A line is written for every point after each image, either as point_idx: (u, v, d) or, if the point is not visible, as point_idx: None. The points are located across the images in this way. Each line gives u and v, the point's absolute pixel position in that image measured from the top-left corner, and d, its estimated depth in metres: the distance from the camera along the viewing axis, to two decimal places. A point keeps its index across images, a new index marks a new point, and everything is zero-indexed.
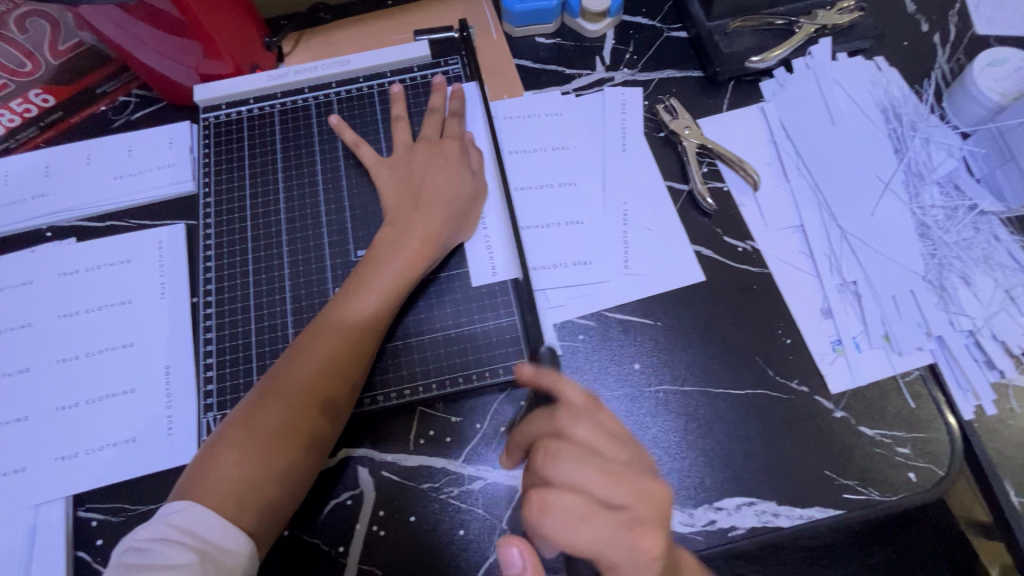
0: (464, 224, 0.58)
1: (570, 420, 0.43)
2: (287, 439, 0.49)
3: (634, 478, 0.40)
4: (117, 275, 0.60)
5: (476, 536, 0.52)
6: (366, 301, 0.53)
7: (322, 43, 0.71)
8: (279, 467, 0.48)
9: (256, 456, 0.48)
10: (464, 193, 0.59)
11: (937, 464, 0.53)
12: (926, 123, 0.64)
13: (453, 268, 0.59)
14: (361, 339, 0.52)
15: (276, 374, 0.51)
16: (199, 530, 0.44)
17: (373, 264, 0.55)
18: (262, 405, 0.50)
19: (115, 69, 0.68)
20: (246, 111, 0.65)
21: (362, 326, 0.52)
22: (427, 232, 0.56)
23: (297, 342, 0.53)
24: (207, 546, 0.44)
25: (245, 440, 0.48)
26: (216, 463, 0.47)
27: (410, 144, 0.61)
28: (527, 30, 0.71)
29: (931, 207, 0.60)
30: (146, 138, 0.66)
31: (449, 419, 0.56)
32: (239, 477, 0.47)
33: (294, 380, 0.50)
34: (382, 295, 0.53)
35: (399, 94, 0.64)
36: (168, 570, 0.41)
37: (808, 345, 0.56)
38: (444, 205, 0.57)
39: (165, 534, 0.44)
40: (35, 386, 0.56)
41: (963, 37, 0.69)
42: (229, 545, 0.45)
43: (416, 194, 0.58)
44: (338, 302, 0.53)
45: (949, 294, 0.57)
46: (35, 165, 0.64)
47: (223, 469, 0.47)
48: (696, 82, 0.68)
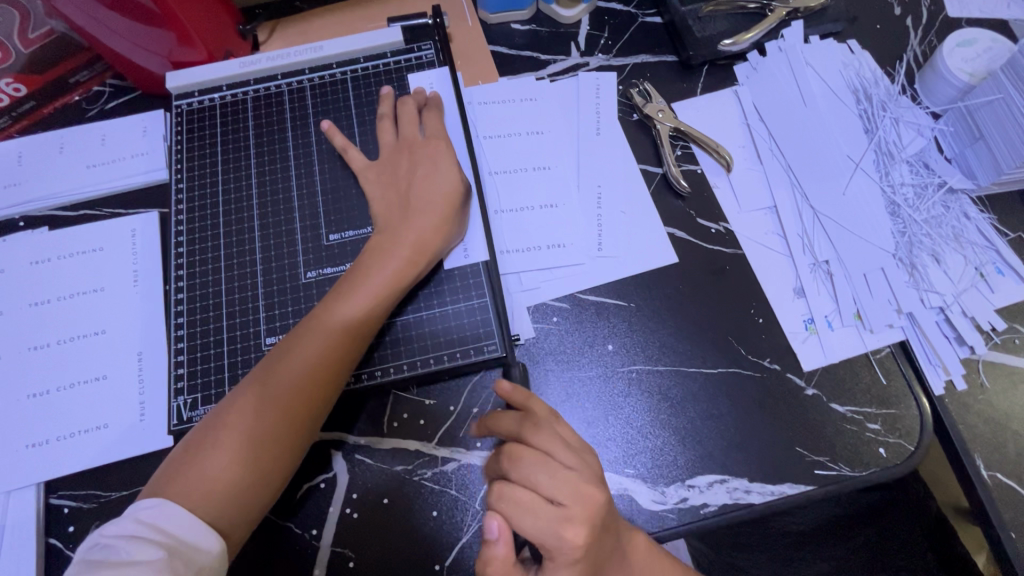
0: (455, 228, 0.57)
1: (532, 428, 0.44)
2: (275, 445, 0.49)
3: (578, 480, 0.41)
4: (90, 263, 0.60)
5: (449, 517, 0.52)
6: (358, 304, 0.52)
7: (296, 31, 0.71)
8: (260, 471, 0.48)
9: (241, 461, 0.47)
10: (452, 184, 0.57)
11: (907, 439, 0.53)
12: (897, 103, 0.64)
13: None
14: (350, 344, 0.51)
15: (262, 374, 0.50)
16: (168, 527, 0.44)
17: (361, 266, 0.54)
18: (247, 406, 0.49)
19: (90, 58, 0.68)
20: (218, 98, 0.65)
21: (350, 331, 0.51)
22: (418, 237, 0.55)
23: (282, 342, 0.52)
24: (175, 543, 0.43)
25: (229, 445, 0.48)
26: (200, 466, 0.47)
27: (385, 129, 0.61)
28: (501, 16, 0.71)
29: (901, 185, 0.61)
30: (119, 127, 0.66)
31: (422, 401, 0.56)
32: (223, 483, 0.47)
33: (280, 386, 0.49)
34: (373, 299, 0.52)
35: (388, 94, 0.63)
36: (134, 567, 0.40)
37: (781, 324, 0.57)
38: (432, 205, 0.56)
39: (132, 530, 0.43)
40: (5, 374, 0.55)
41: (935, 20, 0.70)
42: (198, 543, 0.44)
43: (406, 203, 0.57)
44: (331, 302, 0.52)
45: (919, 271, 0.57)
46: (7, 154, 0.64)
47: (207, 471, 0.47)
48: (670, 67, 0.68)
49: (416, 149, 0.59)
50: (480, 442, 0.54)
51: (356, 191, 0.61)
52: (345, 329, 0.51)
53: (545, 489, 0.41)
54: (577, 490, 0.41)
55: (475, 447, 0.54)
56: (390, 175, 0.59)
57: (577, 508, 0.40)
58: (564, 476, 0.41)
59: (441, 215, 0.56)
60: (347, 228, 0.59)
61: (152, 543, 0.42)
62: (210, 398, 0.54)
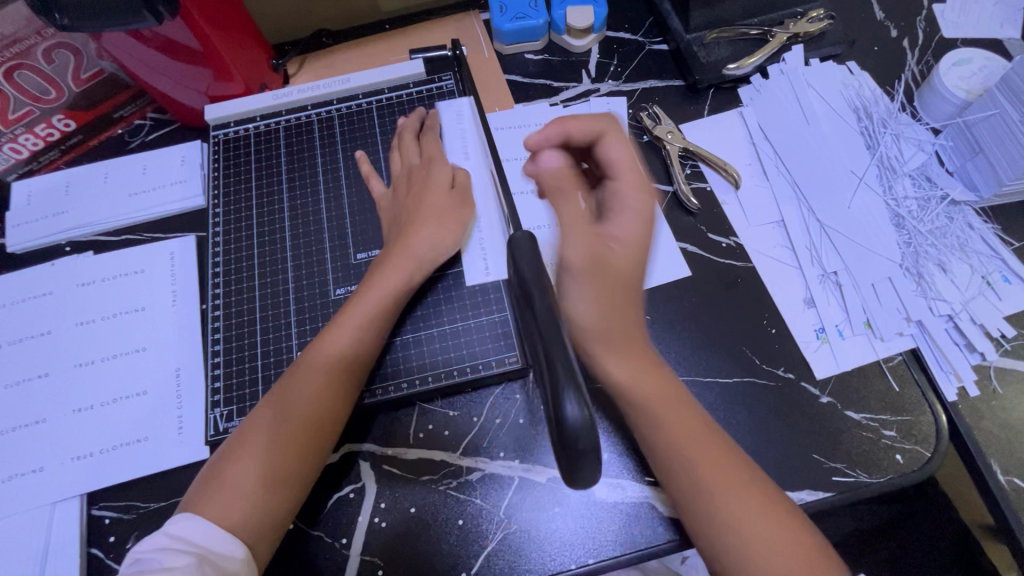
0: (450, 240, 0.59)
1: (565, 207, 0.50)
2: (296, 470, 0.50)
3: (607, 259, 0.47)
4: (132, 285, 0.64)
5: (474, 525, 0.54)
6: (363, 319, 0.54)
7: (324, 65, 0.76)
8: (278, 485, 0.49)
9: (268, 488, 0.49)
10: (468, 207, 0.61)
11: (924, 446, 0.54)
12: (897, 120, 0.67)
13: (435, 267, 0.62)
14: (357, 358, 0.54)
15: (275, 395, 0.53)
16: (197, 540, 0.46)
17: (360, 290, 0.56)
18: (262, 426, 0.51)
19: (133, 94, 0.73)
20: (253, 128, 0.69)
21: (351, 360, 0.53)
22: (416, 248, 0.57)
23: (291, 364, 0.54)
24: (204, 551, 0.46)
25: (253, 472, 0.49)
26: (229, 499, 0.48)
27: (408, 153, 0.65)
28: (515, 47, 0.75)
29: (905, 198, 0.63)
30: (159, 157, 0.70)
31: (447, 412, 0.58)
32: (253, 510, 0.48)
33: (295, 415, 0.51)
34: (375, 312, 0.55)
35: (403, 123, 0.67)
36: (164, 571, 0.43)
37: (793, 333, 0.59)
38: (426, 217, 0.58)
39: (165, 542, 0.46)
40: (53, 390, 0.59)
41: (931, 41, 0.73)
42: (224, 553, 0.46)
43: (403, 216, 0.59)
44: (337, 319, 0.55)
45: (926, 280, 0.59)
46: (56, 184, 0.69)
47: (228, 490, 0.49)
48: (678, 91, 0.72)
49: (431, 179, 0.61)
50: (503, 452, 0.56)
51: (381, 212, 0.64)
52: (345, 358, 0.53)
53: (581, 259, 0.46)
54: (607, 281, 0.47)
55: (498, 457, 0.56)
56: (406, 194, 0.61)
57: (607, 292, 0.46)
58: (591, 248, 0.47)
59: (438, 223, 0.59)
60: (373, 247, 0.62)
61: (182, 552, 0.45)
62: (245, 410, 0.57)
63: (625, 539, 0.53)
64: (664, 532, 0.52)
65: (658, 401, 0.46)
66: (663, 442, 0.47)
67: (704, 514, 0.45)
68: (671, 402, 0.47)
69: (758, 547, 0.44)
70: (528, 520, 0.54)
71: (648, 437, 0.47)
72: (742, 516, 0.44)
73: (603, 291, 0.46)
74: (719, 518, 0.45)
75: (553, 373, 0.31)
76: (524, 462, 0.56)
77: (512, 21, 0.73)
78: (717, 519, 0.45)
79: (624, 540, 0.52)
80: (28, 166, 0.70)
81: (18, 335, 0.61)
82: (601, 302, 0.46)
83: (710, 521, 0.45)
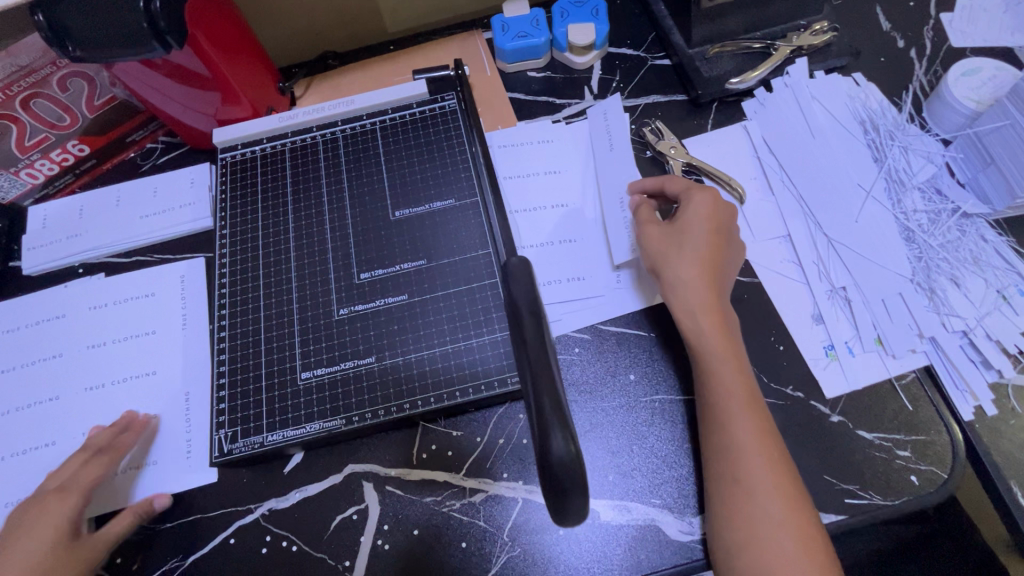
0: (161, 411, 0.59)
1: (691, 195, 0.59)
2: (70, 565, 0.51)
3: (716, 251, 0.56)
4: (141, 307, 0.65)
5: (478, 548, 0.53)
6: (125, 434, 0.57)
7: (329, 86, 0.77)
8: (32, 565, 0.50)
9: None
10: (473, 236, 0.63)
11: (940, 467, 0.52)
12: (905, 131, 0.66)
13: (436, 284, 0.61)
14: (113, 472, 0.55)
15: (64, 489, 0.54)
16: None
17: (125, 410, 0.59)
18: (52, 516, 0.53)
19: (144, 118, 0.75)
20: (259, 150, 0.70)
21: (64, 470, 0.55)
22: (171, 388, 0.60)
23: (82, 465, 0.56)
24: None
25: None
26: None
27: (412, 183, 0.67)
28: (518, 65, 0.76)
29: (914, 211, 0.62)
30: (169, 180, 0.72)
31: (450, 432, 0.58)
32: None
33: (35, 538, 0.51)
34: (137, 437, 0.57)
35: (405, 154, 0.68)
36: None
37: (801, 350, 0.57)
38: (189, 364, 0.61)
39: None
40: (64, 412, 0.60)
41: (939, 50, 0.72)
42: None
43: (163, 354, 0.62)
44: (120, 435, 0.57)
45: (939, 295, 0.57)
46: (70, 208, 0.70)
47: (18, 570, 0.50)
48: (681, 106, 0.71)
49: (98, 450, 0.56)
50: (507, 473, 0.56)
51: (385, 232, 0.64)
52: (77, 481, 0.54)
53: (690, 247, 0.56)
54: (707, 268, 0.56)
55: (502, 478, 0.55)
56: (418, 232, 0.64)
57: (697, 275, 0.55)
58: (703, 236, 0.57)
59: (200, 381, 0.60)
60: (377, 267, 0.63)
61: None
62: (249, 431, 0.56)
63: (631, 563, 0.51)
64: (671, 556, 0.51)
65: (732, 399, 0.51)
66: (724, 401, 0.51)
67: (728, 476, 0.49)
68: (744, 406, 0.51)
69: (763, 516, 0.47)
70: (531, 543, 0.53)
71: (709, 395, 0.52)
72: (760, 485, 0.48)
73: (713, 264, 0.56)
74: (741, 482, 0.48)
75: (540, 402, 0.31)
76: (528, 483, 0.55)
77: (514, 40, 0.73)
78: (738, 483, 0.48)
79: (630, 564, 0.51)
80: (43, 191, 0.72)
81: (31, 357, 0.62)
82: (708, 272, 0.56)
83: (730, 484, 0.48)
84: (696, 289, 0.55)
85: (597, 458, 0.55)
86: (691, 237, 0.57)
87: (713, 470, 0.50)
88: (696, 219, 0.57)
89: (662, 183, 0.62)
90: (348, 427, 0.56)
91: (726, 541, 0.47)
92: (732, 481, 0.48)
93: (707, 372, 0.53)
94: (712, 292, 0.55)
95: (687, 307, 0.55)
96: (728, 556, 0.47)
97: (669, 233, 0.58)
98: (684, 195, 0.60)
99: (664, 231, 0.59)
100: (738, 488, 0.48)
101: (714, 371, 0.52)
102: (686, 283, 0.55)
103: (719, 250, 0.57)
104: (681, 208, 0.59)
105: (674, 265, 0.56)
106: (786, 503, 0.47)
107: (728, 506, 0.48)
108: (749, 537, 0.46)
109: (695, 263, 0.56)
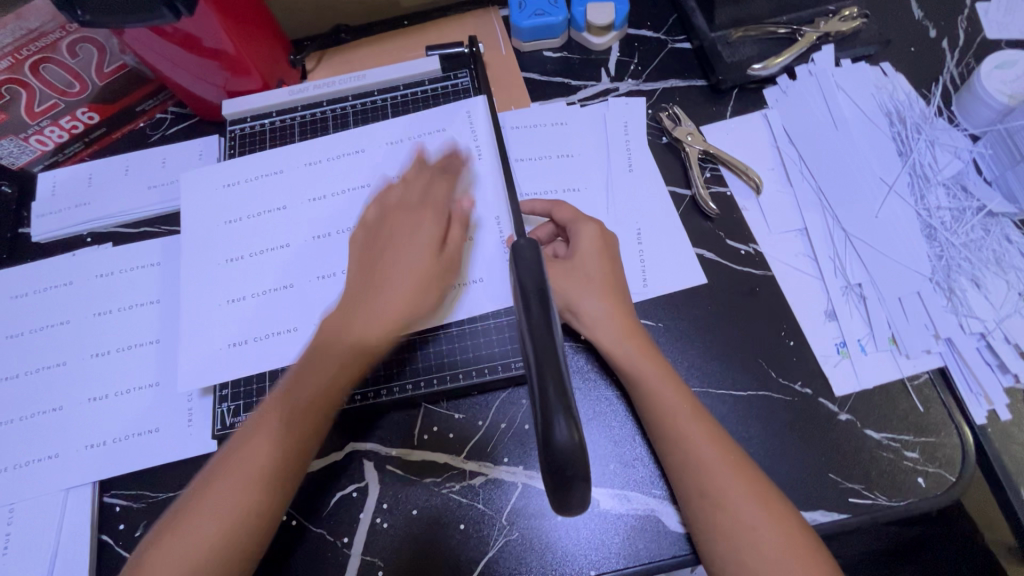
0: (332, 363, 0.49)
1: (576, 227, 0.57)
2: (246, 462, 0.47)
3: (615, 279, 0.56)
4: (148, 277, 0.65)
5: (476, 530, 0.53)
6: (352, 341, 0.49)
7: (341, 61, 0.76)
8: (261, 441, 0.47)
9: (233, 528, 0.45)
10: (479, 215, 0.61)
11: (948, 470, 0.51)
12: (933, 125, 0.63)
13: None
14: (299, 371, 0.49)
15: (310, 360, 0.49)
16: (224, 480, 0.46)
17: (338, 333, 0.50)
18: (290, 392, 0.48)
19: (153, 88, 0.74)
20: (269, 123, 0.70)
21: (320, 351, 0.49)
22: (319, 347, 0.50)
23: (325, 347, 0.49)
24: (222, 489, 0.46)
25: (254, 491, 0.46)
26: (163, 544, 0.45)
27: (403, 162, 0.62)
28: (534, 44, 0.74)
29: (938, 208, 0.60)
30: (178, 151, 0.71)
31: (452, 414, 0.57)
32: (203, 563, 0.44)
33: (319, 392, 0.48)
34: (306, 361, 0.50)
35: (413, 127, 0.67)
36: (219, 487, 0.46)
37: (812, 347, 0.56)
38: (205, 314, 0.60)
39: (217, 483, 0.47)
40: (70, 378, 0.60)
41: (972, 41, 0.69)
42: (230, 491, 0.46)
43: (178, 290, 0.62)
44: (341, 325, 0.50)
45: (958, 296, 0.56)
46: (79, 176, 0.70)
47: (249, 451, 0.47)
48: (700, 91, 0.69)
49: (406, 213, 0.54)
50: (508, 457, 0.55)
51: None
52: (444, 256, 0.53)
53: (596, 282, 0.55)
54: (614, 299, 0.55)
55: (503, 463, 0.55)
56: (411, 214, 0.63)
57: (608, 308, 0.54)
58: (599, 267, 0.56)
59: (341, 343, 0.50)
60: None
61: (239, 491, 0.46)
62: (251, 406, 0.58)
63: (628, 552, 0.51)
64: (669, 547, 0.51)
65: (679, 413, 0.50)
66: (664, 422, 0.50)
67: (694, 490, 0.48)
68: (691, 420, 0.50)
69: (741, 528, 0.46)
70: (529, 528, 0.53)
71: (654, 419, 0.51)
72: (728, 495, 0.47)
73: (619, 288, 0.56)
74: (708, 495, 0.47)
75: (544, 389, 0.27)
76: (530, 469, 0.55)
77: (532, 18, 0.71)
78: (704, 498, 0.47)
79: (627, 553, 0.51)
80: (53, 158, 0.71)
81: (40, 323, 0.63)
82: (616, 298, 0.55)
83: (697, 498, 0.48)
84: (613, 321, 0.54)
85: (597, 446, 0.55)
86: (591, 271, 0.56)
87: (682, 487, 0.49)
88: (590, 251, 0.56)
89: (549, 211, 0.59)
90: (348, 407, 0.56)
91: (715, 551, 0.46)
92: (698, 497, 0.48)
93: (643, 398, 0.52)
94: (625, 320, 0.54)
95: (610, 341, 0.54)
96: (717, 565, 0.46)
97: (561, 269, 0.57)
98: (568, 224, 0.58)
99: (561, 269, 0.56)
100: (704, 501, 0.47)
101: (644, 395, 0.52)
102: (600, 319, 0.54)
103: (617, 275, 0.57)
104: (573, 246, 0.57)
105: (585, 302, 0.55)
106: (760, 506, 0.46)
107: (703, 519, 0.47)
108: (730, 546, 0.46)
109: (601, 296, 0.55)
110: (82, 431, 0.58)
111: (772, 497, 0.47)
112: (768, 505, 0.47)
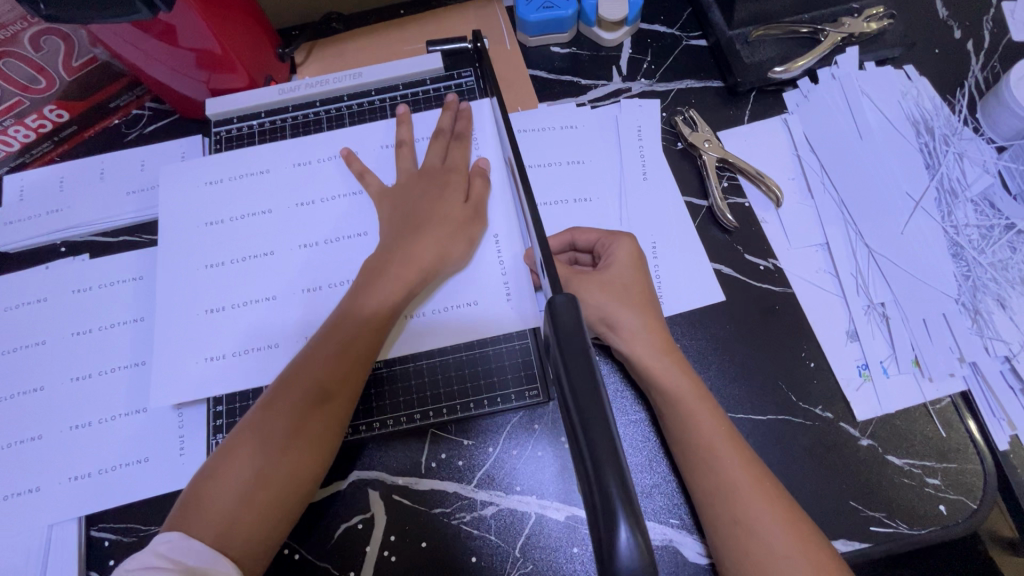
0: (364, 321, 0.50)
1: (607, 243, 0.55)
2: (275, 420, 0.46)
3: (639, 293, 0.53)
4: (130, 293, 0.60)
5: (489, 563, 0.51)
6: (373, 301, 0.51)
7: (333, 54, 0.71)
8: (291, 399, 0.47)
9: (289, 449, 0.46)
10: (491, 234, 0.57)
11: (970, 497, 0.50)
12: (960, 136, 0.61)
13: (446, 297, 0.56)
14: (331, 334, 0.50)
15: (336, 320, 0.50)
16: (256, 435, 0.46)
17: (363, 294, 0.51)
18: (321, 348, 0.49)
19: (129, 83, 0.68)
20: (257, 124, 0.64)
21: (352, 323, 0.50)
22: (343, 315, 0.50)
23: (353, 303, 0.51)
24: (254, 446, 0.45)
25: (289, 454, 0.46)
26: (217, 473, 0.45)
27: (413, 172, 0.58)
28: (541, 39, 0.69)
29: (965, 225, 0.58)
30: (158, 152, 0.66)
31: (461, 441, 0.55)
32: (228, 525, 0.43)
33: (380, 298, 0.51)
34: (342, 329, 0.50)
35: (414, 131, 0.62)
36: (249, 448, 0.45)
37: (833, 369, 0.54)
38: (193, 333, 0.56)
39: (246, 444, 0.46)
40: (47, 405, 0.56)
41: (998, 44, 0.67)
42: (262, 450, 0.45)
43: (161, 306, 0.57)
44: (347, 303, 0.51)
45: (983, 318, 0.55)
46: (49, 179, 0.65)
47: (280, 410, 0.47)
48: (716, 93, 0.66)
49: (433, 174, 0.57)
50: (521, 486, 0.53)
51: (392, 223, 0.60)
52: (470, 207, 0.56)
53: (630, 301, 0.52)
54: (647, 312, 0.53)
55: (515, 491, 0.53)
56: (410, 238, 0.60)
57: (642, 324, 0.52)
58: (632, 280, 0.53)
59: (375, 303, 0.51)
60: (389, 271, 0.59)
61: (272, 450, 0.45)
62: None
63: None
64: None
65: (709, 435, 0.48)
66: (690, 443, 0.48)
67: (723, 516, 0.46)
68: (721, 441, 0.48)
69: (772, 556, 0.43)
70: (543, 560, 0.51)
71: (680, 441, 0.49)
72: (757, 520, 0.45)
73: (646, 304, 0.53)
74: (737, 519, 0.45)
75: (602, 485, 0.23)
76: (543, 498, 0.53)
77: (539, 11, 0.66)
78: (735, 523, 0.45)
79: None
80: (19, 159, 0.65)
81: (12, 344, 0.58)
82: (644, 309, 0.53)
83: (727, 523, 0.45)
84: (642, 330, 0.52)
85: None
86: (620, 281, 0.53)
87: (708, 512, 0.47)
88: (620, 263, 0.54)
89: (569, 237, 0.57)
90: (353, 437, 0.54)
91: None
92: (729, 522, 0.45)
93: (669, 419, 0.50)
94: (656, 335, 0.52)
95: (637, 362, 0.51)
96: None
97: (589, 278, 0.53)
98: (597, 246, 0.56)
99: (593, 279, 0.53)
100: (734, 525, 0.45)
101: (670, 416, 0.49)
102: (630, 333, 0.52)
103: (644, 286, 0.54)
104: (604, 261, 0.54)
105: (618, 314, 0.52)
106: (790, 531, 0.44)
107: (731, 546, 0.45)
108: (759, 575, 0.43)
109: (633, 310, 0.52)
110: (64, 462, 0.54)
111: (803, 528, 0.45)
112: (797, 531, 0.44)
